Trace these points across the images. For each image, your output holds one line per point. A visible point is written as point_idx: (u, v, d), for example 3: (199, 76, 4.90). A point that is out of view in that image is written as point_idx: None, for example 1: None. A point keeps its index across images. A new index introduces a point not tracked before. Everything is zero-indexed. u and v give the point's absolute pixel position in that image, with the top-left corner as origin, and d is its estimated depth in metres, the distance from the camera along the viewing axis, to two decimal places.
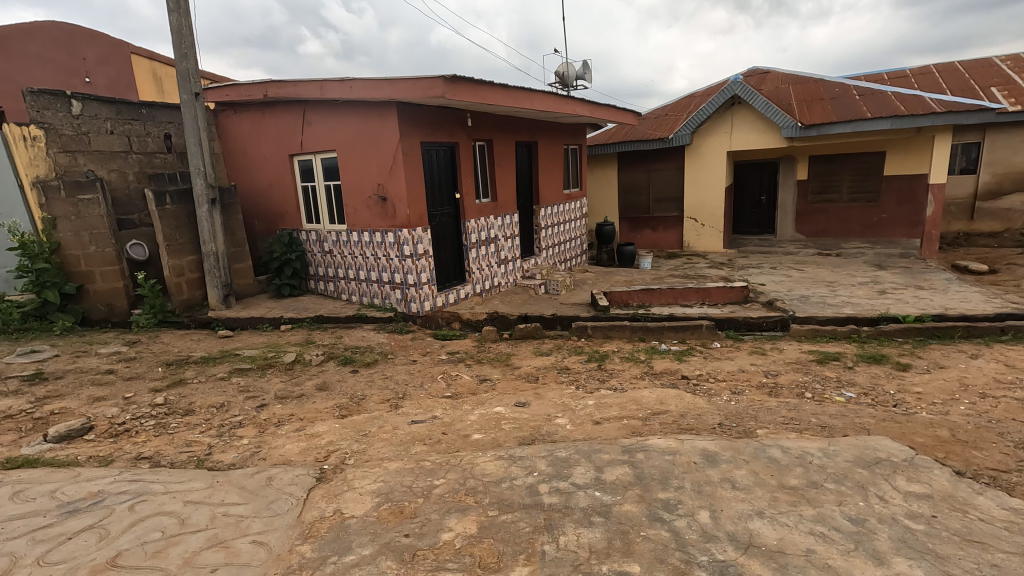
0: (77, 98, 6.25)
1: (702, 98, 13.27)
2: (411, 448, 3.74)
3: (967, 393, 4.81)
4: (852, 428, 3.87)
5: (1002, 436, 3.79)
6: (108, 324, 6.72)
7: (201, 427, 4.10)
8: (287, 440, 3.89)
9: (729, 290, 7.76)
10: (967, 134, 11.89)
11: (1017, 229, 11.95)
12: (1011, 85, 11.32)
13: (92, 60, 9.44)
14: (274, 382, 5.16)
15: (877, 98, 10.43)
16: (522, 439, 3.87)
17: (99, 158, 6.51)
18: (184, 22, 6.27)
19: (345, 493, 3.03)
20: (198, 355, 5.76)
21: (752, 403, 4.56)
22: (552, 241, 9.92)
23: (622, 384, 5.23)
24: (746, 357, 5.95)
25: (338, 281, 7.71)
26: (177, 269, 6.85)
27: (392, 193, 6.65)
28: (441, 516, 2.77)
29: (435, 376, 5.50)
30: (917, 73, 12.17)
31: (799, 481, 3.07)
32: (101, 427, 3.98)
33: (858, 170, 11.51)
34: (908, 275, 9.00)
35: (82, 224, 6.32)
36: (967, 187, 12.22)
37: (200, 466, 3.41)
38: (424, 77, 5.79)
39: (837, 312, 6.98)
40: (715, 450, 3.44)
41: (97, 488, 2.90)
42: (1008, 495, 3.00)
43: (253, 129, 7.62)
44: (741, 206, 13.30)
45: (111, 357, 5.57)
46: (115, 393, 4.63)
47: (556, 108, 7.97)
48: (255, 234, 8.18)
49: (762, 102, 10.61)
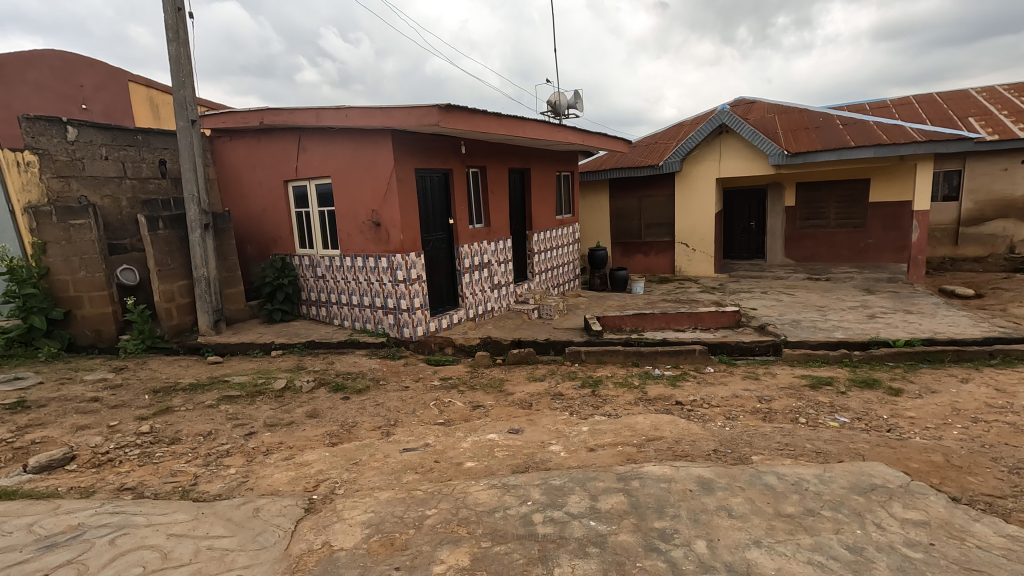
0: (73, 125, 6.29)
1: (690, 126, 13.58)
2: (402, 477, 3.67)
3: (959, 417, 4.82)
4: (847, 454, 3.86)
5: (996, 461, 3.79)
6: (95, 350, 6.62)
7: (187, 457, 4.00)
8: (276, 469, 3.81)
9: (720, 315, 7.77)
10: (948, 163, 12.22)
11: (1001, 254, 12.19)
12: (988, 115, 11.72)
13: (89, 87, 9.52)
14: (264, 409, 5.07)
15: (860, 128, 10.73)
16: (516, 467, 3.81)
17: (92, 183, 6.53)
18: (183, 52, 6.37)
19: (334, 524, 2.96)
20: (186, 382, 5.66)
21: (746, 429, 4.54)
22: (545, 267, 9.98)
23: (616, 410, 5.19)
24: (739, 382, 5.94)
25: (330, 306, 7.67)
26: (168, 294, 6.80)
27: (386, 218, 6.69)
28: (433, 548, 2.70)
29: (427, 403, 5.42)
30: (898, 103, 12.57)
31: (796, 509, 3.03)
32: (84, 457, 3.87)
33: (844, 197, 11.74)
34: (897, 299, 9.12)
35: (73, 249, 6.27)
36: (950, 214, 12.50)
37: (185, 497, 3.32)
38: (419, 106, 5.90)
39: (829, 336, 7.03)
40: (711, 477, 3.40)
41: (77, 521, 2.81)
42: (1005, 522, 2.98)
43: (249, 155, 7.69)
44: (731, 232, 13.50)
45: (96, 384, 5.45)
46: (100, 422, 4.53)
47: (549, 136, 8.13)
48: (247, 259, 8.16)
49: (749, 131, 10.88)
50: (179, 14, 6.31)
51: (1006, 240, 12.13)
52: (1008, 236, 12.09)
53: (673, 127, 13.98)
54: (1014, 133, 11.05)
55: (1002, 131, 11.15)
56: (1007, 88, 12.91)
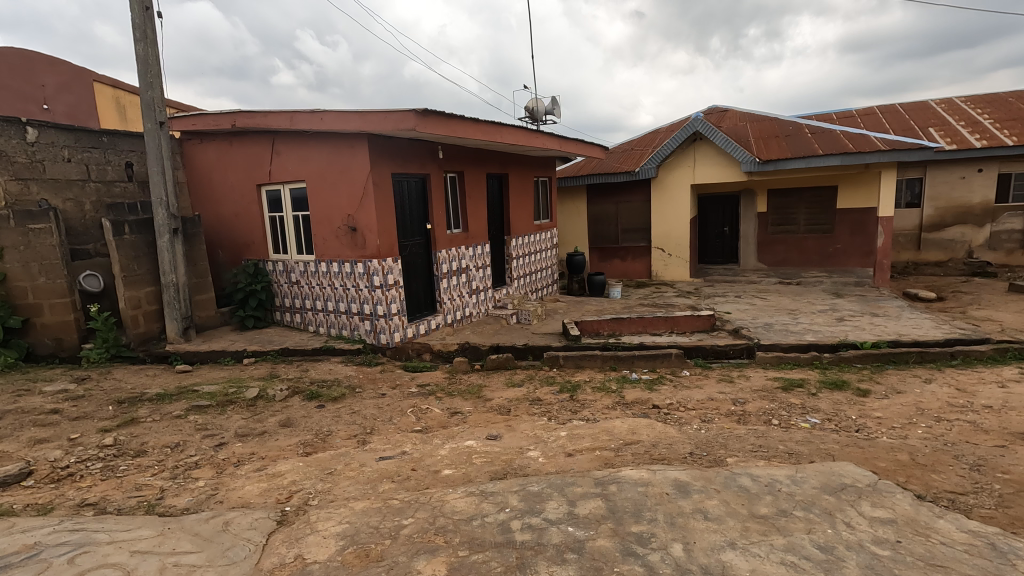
0: (33, 126, 6.06)
1: (666, 133, 13.82)
2: (378, 487, 3.61)
3: (923, 417, 4.98)
4: (817, 454, 3.95)
5: (957, 459, 3.93)
6: (55, 360, 6.32)
7: (153, 470, 3.86)
8: (247, 481, 3.70)
9: (696, 319, 7.92)
10: (910, 171, 12.72)
11: (960, 258, 12.68)
12: (946, 126, 12.28)
13: (51, 87, 9.21)
14: (235, 419, 4.94)
15: (829, 137, 11.06)
16: (494, 473, 3.78)
17: (53, 186, 6.30)
18: (151, 52, 6.21)
19: (308, 536, 2.89)
20: (154, 392, 5.47)
21: (721, 431, 4.61)
22: (523, 271, 10.00)
23: (594, 414, 5.22)
24: (714, 385, 6.02)
25: (305, 313, 7.53)
26: (134, 301, 6.59)
27: (363, 223, 6.61)
28: (410, 559, 2.65)
29: (405, 410, 5.35)
30: (864, 113, 13.04)
31: (769, 509, 3.09)
32: (41, 472, 3.69)
33: (813, 203, 12.09)
34: (864, 302, 9.42)
35: (32, 255, 6.01)
36: (912, 220, 13.00)
37: (150, 512, 3.20)
38: (397, 110, 5.84)
39: (800, 339, 7.20)
40: (687, 480, 3.44)
41: (34, 540, 2.67)
42: (966, 518, 3.09)
43: (220, 158, 7.51)
44: (705, 237, 13.73)
45: (56, 396, 5.22)
46: (59, 435, 4.33)
47: (526, 142, 8.15)
48: (219, 264, 7.96)
49: (722, 138, 11.10)
50: (148, 13, 6.14)
51: (965, 245, 12.64)
52: (967, 242, 12.60)
53: (649, 134, 14.21)
54: (971, 143, 11.58)
55: (960, 141, 11.68)
56: (964, 100, 13.54)
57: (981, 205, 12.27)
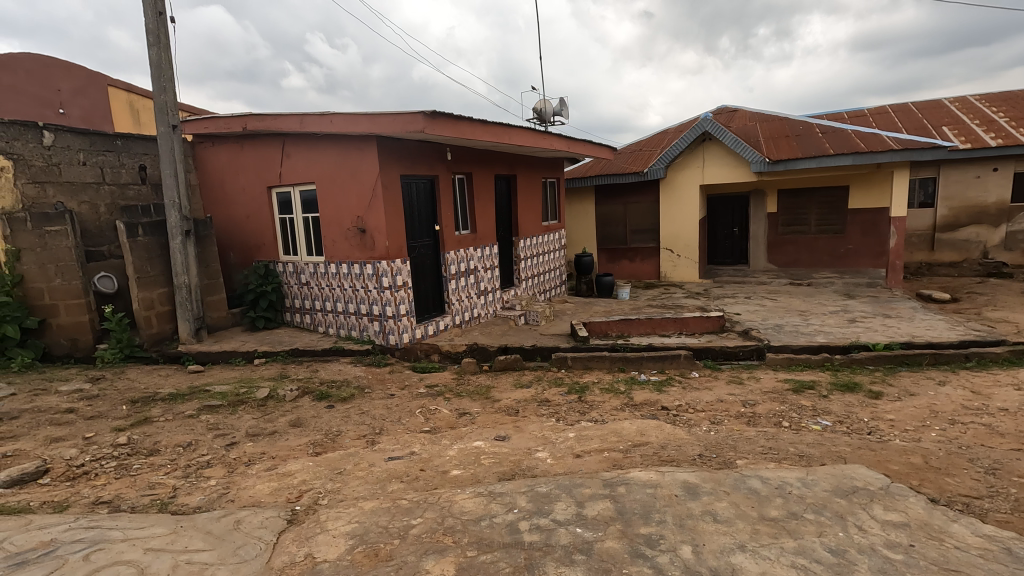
0: (49, 130, 6.17)
1: (675, 134, 13.75)
2: (387, 487, 3.63)
3: (937, 419, 4.92)
4: (828, 457, 3.91)
5: (972, 462, 3.87)
6: (70, 360, 6.41)
7: (165, 469, 3.91)
8: (258, 480, 3.74)
9: (705, 320, 7.87)
10: (923, 170, 12.56)
11: (975, 259, 12.50)
12: (960, 125, 12.12)
13: (67, 91, 9.35)
14: (246, 419, 4.99)
15: (839, 136, 10.96)
16: (502, 474, 3.79)
17: (69, 189, 6.41)
18: (165, 56, 6.30)
19: (317, 535, 2.92)
20: (166, 392, 5.53)
21: (730, 433, 4.59)
22: (531, 273, 10.01)
23: (603, 415, 5.20)
24: (723, 387, 5.97)
25: (315, 313, 7.59)
26: (147, 302, 6.68)
27: (372, 225, 6.66)
28: (418, 558, 2.67)
29: (413, 411, 5.37)
30: (876, 112, 12.91)
31: (779, 512, 3.06)
32: (58, 470, 3.76)
33: (824, 204, 11.97)
34: (876, 303, 9.31)
35: (48, 257, 6.11)
36: (925, 220, 12.83)
37: (163, 510, 3.24)
38: (405, 113, 5.87)
39: (811, 340, 7.14)
40: (696, 481, 3.43)
41: (50, 537, 2.72)
42: (981, 522, 3.05)
43: (231, 161, 7.60)
44: (715, 238, 13.65)
45: (72, 395, 5.30)
46: (75, 434, 4.40)
47: (534, 143, 8.16)
48: (230, 266, 8.05)
49: (731, 138, 11.03)
50: (161, 18, 6.23)
51: (980, 246, 12.45)
52: (982, 242, 12.41)
53: (657, 134, 14.16)
54: (986, 141, 11.41)
55: (975, 140, 11.51)
56: (978, 98, 13.35)
57: (996, 205, 12.09)
